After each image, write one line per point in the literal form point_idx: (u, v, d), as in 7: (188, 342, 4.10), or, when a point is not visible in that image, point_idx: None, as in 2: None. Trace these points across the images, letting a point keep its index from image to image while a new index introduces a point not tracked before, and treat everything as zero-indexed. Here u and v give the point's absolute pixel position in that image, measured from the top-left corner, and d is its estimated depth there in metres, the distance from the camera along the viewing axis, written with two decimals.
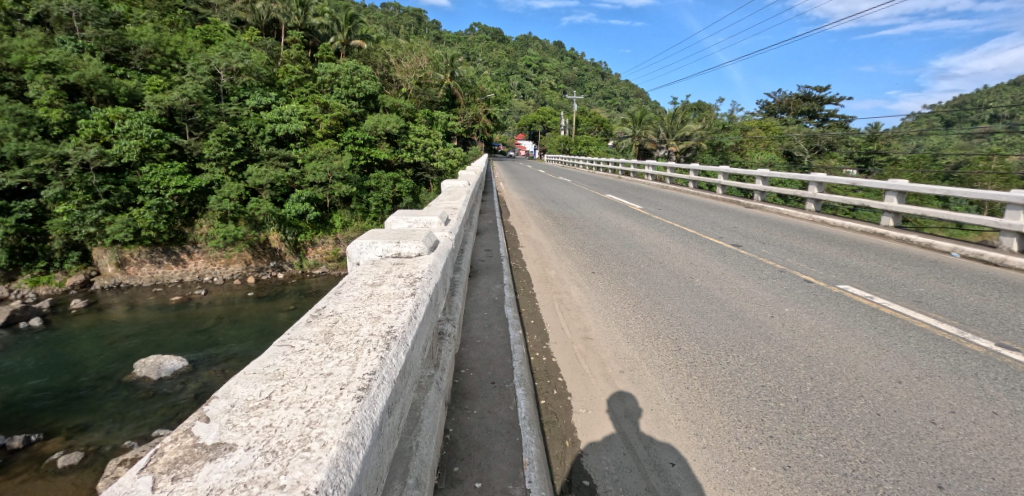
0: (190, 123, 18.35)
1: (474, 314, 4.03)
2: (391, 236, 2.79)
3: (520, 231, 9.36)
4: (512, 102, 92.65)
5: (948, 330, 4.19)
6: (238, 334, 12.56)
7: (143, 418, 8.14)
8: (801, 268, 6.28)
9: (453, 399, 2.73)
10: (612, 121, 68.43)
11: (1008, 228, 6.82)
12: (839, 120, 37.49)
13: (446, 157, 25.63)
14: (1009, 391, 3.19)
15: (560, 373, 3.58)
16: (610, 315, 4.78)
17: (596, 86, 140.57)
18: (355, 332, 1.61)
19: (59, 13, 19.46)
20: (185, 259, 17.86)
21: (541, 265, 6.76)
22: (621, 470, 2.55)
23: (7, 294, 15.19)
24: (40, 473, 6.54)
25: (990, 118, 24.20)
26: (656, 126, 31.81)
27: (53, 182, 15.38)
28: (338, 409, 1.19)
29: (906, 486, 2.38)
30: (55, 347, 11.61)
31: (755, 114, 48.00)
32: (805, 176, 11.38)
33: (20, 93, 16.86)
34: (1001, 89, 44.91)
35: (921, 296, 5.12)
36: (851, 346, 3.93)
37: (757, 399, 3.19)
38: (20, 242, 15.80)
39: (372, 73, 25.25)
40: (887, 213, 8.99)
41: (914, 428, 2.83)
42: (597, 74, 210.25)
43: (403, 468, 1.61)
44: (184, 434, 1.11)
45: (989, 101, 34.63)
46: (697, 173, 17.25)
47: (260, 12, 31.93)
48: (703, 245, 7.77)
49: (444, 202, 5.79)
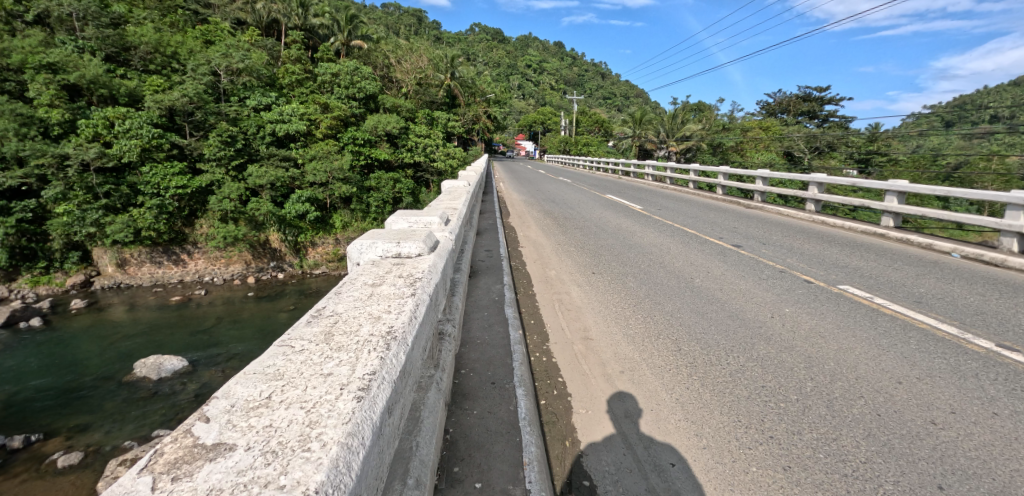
0: (190, 123, 18.35)
1: (474, 315, 4.03)
2: (391, 236, 2.79)
3: (520, 231, 9.36)
4: (512, 102, 92.66)
5: (948, 331, 4.19)
6: (239, 334, 12.56)
7: (142, 418, 8.14)
8: (801, 269, 6.28)
9: (454, 399, 2.73)
10: (613, 122, 68.44)
11: (1008, 229, 6.81)
12: (839, 121, 37.48)
13: (446, 157, 25.65)
14: (1009, 392, 3.19)
15: (560, 373, 3.58)
16: (610, 316, 4.78)
17: (596, 86, 140.39)
18: (355, 332, 1.61)
19: (59, 13, 19.48)
20: (185, 259, 17.87)
21: (542, 265, 6.77)
22: (622, 470, 2.55)
23: (8, 294, 15.19)
24: (40, 473, 6.54)
25: (991, 118, 24.19)
26: (656, 126, 32.02)
27: (54, 182, 15.39)
28: (339, 409, 1.19)
29: (906, 486, 2.37)
30: (55, 347, 11.62)
31: (755, 114, 48.00)
32: (805, 176, 11.37)
33: (20, 93, 16.87)
34: (1002, 90, 44.90)
35: (922, 297, 5.12)
36: (851, 346, 3.93)
37: (757, 399, 3.18)
38: (20, 242, 15.79)
39: (372, 73, 25.27)
40: (887, 214, 8.98)
41: (915, 428, 2.83)
42: (598, 74, 210.25)
43: (403, 469, 1.61)
44: (184, 434, 1.11)
45: (989, 101, 34.63)
46: (698, 174, 17.25)
47: (260, 12, 31.94)
48: (703, 246, 7.77)
49: (444, 203, 5.79)
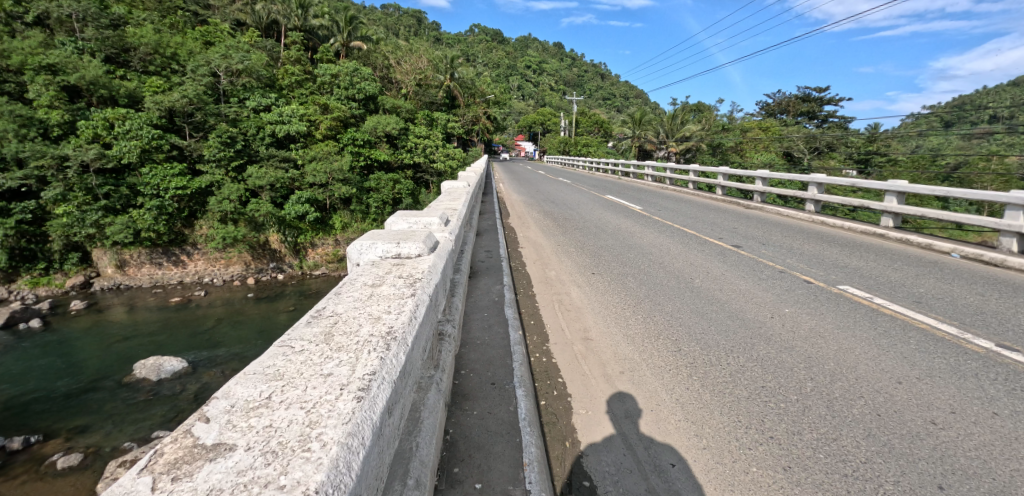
0: (190, 124, 18.33)
1: (474, 316, 4.02)
2: (391, 236, 2.81)
3: (520, 232, 9.42)
4: (512, 102, 92.87)
5: (948, 331, 4.18)
6: (239, 336, 12.57)
7: (142, 420, 8.12)
8: (801, 269, 6.26)
9: (454, 399, 2.73)
10: (612, 122, 68.40)
11: (1008, 228, 6.80)
12: (839, 121, 37.56)
13: (446, 158, 25.70)
14: (1009, 392, 3.19)
15: (559, 374, 3.59)
16: (610, 316, 4.79)
17: (596, 87, 139.98)
18: (354, 333, 1.61)
19: (58, 14, 19.51)
20: (185, 261, 17.83)
21: (541, 266, 6.78)
22: (622, 471, 2.55)
23: (7, 295, 15.22)
24: (39, 474, 6.54)
25: (989, 119, 24.35)
26: (656, 126, 31.79)
27: (54, 183, 15.42)
28: (338, 409, 1.19)
29: (905, 486, 2.37)
30: (56, 348, 11.64)
31: (754, 115, 47.96)
32: (805, 176, 11.32)
33: (20, 94, 16.89)
34: (1000, 90, 44.94)
35: (921, 297, 5.12)
36: (850, 347, 3.93)
37: (757, 400, 3.19)
38: (20, 243, 15.83)
39: (371, 74, 25.36)
40: (887, 214, 8.96)
41: (914, 429, 2.82)
42: (597, 75, 210.21)
43: (403, 469, 1.60)
44: (184, 434, 1.11)
45: (989, 101, 34.86)
46: (697, 174, 17.17)
47: (260, 13, 32.01)
48: (703, 246, 7.79)
49: (444, 203, 5.80)
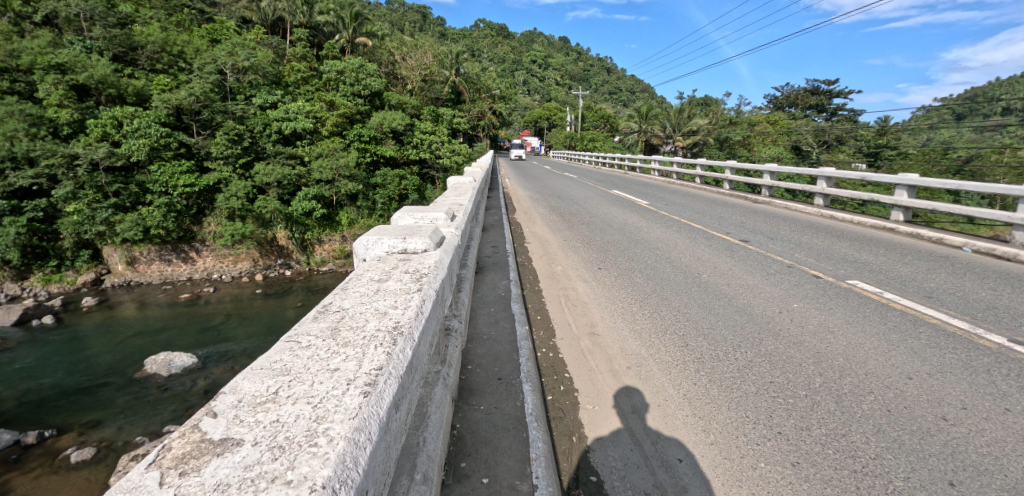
0: (197, 122, 18.45)
1: (481, 312, 3.98)
2: (398, 232, 2.79)
3: (525, 227, 9.36)
4: (517, 98, 92.57)
5: (959, 326, 4.12)
6: (247, 331, 12.69)
7: (154, 415, 8.21)
8: (809, 264, 6.17)
9: (461, 395, 2.72)
10: (619, 116, 67.33)
11: (1021, 222, 6.67)
12: (849, 115, 37.06)
13: (452, 154, 25.60)
14: (1022, 388, 3.13)
15: (566, 370, 3.56)
16: (617, 312, 4.74)
17: (601, 82, 138.01)
18: (361, 328, 1.60)
19: (67, 13, 19.71)
20: (193, 257, 18.03)
21: (547, 261, 6.73)
22: (629, 465, 2.53)
23: (20, 291, 15.45)
24: (53, 468, 6.65)
25: (1005, 110, 23.84)
26: (662, 121, 31.30)
27: (64, 182, 15.65)
28: (345, 404, 1.18)
29: (916, 483, 2.34)
30: (69, 344, 11.82)
31: (762, 108, 47.38)
32: (814, 169, 11.06)
33: (30, 93, 17.10)
34: (1014, 83, 44.15)
35: (932, 292, 5.03)
36: (860, 342, 3.88)
37: (766, 395, 3.16)
38: (32, 241, 16.06)
39: (377, 70, 25.18)
40: (898, 208, 8.75)
41: (925, 425, 2.78)
42: (603, 69, 209.76)
43: (411, 464, 1.62)
44: (192, 429, 1.11)
45: (1003, 94, 34.19)
46: (703, 170, 16.94)
47: (266, 11, 32.08)
48: (710, 241, 7.67)
49: (450, 199, 5.73)
